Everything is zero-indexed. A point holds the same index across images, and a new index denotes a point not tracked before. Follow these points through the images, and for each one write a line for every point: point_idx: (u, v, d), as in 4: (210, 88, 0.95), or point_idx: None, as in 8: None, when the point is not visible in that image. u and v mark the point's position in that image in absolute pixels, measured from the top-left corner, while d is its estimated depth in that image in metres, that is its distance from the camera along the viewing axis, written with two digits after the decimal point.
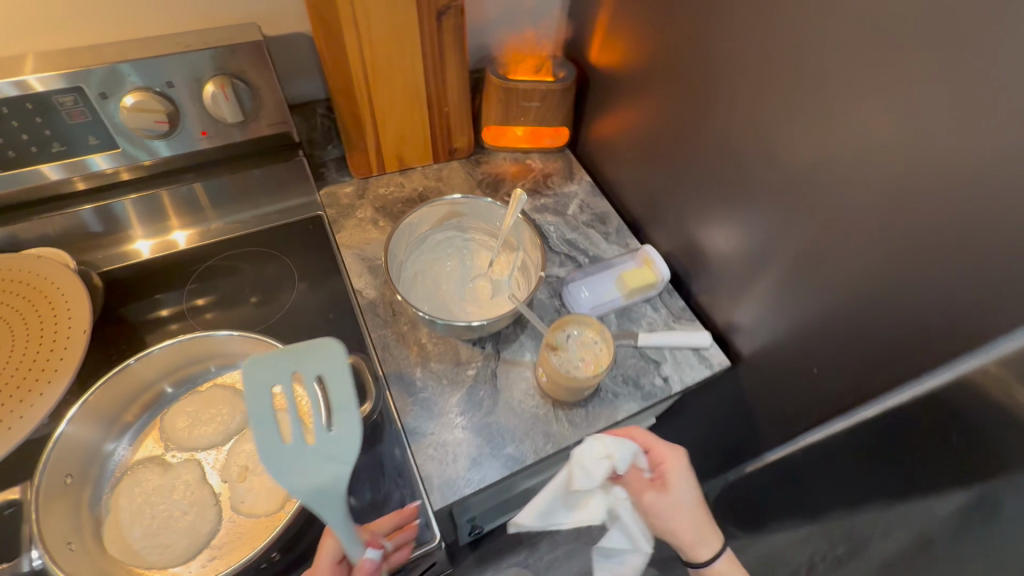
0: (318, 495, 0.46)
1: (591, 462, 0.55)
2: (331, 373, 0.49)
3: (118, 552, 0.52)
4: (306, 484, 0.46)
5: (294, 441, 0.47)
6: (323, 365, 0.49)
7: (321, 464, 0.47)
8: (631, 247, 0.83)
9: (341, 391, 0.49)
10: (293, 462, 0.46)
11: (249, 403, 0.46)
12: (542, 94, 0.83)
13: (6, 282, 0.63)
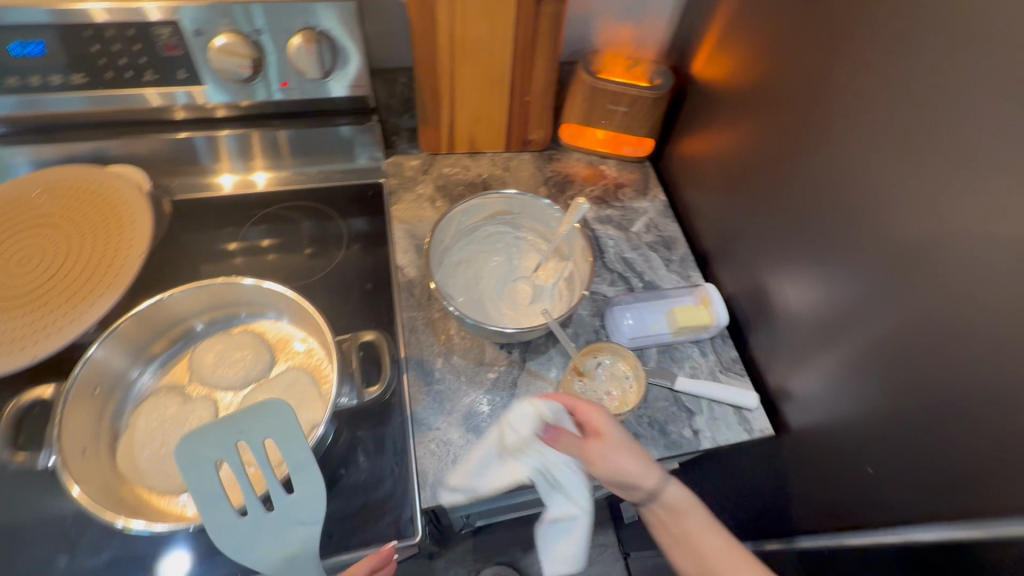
0: (289, 561, 0.50)
1: (520, 417, 0.55)
2: (277, 435, 0.49)
3: (127, 470, 0.55)
4: (276, 554, 0.50)
5: (251, 516, 0.49)
6: (268, 429, 0.49)
7: (290, 528, 0.51)
8: (692, 280, 0.76)
9: (294, 453, 0.50)
10: (259, 533, 0.50)
11: (195, 484, 0.48)
12: (633, 100, 0.77)
13: (90, 196, 0.67)
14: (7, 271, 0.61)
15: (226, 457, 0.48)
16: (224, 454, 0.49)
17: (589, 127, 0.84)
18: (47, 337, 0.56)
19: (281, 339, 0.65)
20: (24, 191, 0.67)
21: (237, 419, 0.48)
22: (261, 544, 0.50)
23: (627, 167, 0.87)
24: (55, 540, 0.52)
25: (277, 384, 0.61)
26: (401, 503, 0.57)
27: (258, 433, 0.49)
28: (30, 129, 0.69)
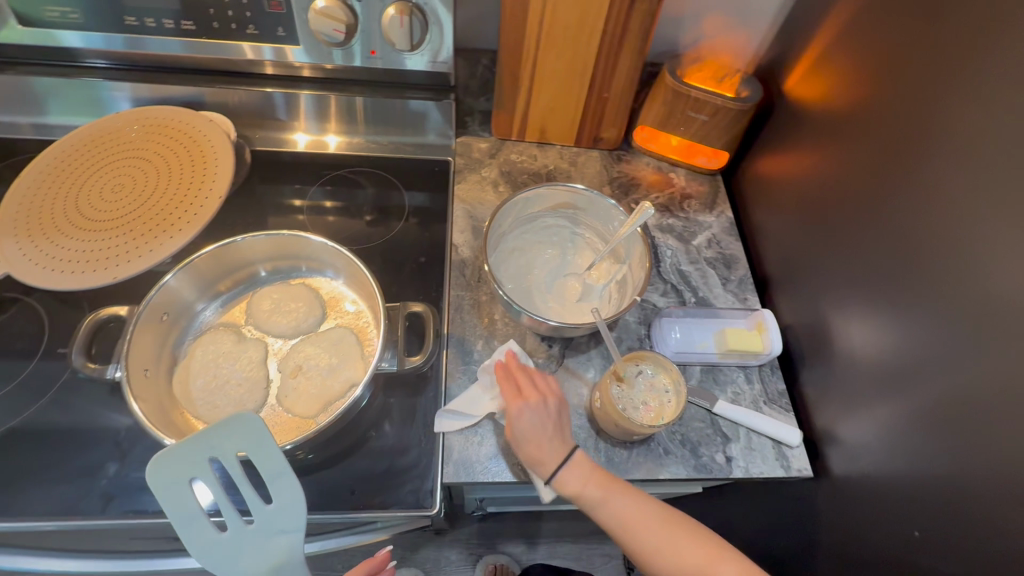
0: (275, 569, 0.51)
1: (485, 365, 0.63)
2: (249, 447, 0.47)
3: (180, 395, 0.59)
4: (259, 562, 0.51)
5: (233, 528, 0.49)
6: (237, 444, 0.47)
7: (272, 537, 0.51)
8: (748, 304, 0.73)
9: (269, 464, 0.48)
10: (241, 546, 0.50)
11: (172, 506, 0.46)
12: (716, 109, 0.74)
13: (179, 135, 0.71)
14: (102, 197, 0.66)
15: (198, 475, 0.46)
16: (197, 472, 0.47)
17: (664, 132, 0.82)
18: (128, 262, 0.61)
19: (334, 298, 0.68)
20: (123, 124, 0.72)
21: (197, 440, 0.46)
22: (246, 556, 0.50)
23: (698, 179, 0.84)
24: (109, 447, 0.56)
25: (325, 339, 0.63)
26: (423, 474, 0.59)
27: (228, 451, 0.47)
28: (136, 67, 0.74)
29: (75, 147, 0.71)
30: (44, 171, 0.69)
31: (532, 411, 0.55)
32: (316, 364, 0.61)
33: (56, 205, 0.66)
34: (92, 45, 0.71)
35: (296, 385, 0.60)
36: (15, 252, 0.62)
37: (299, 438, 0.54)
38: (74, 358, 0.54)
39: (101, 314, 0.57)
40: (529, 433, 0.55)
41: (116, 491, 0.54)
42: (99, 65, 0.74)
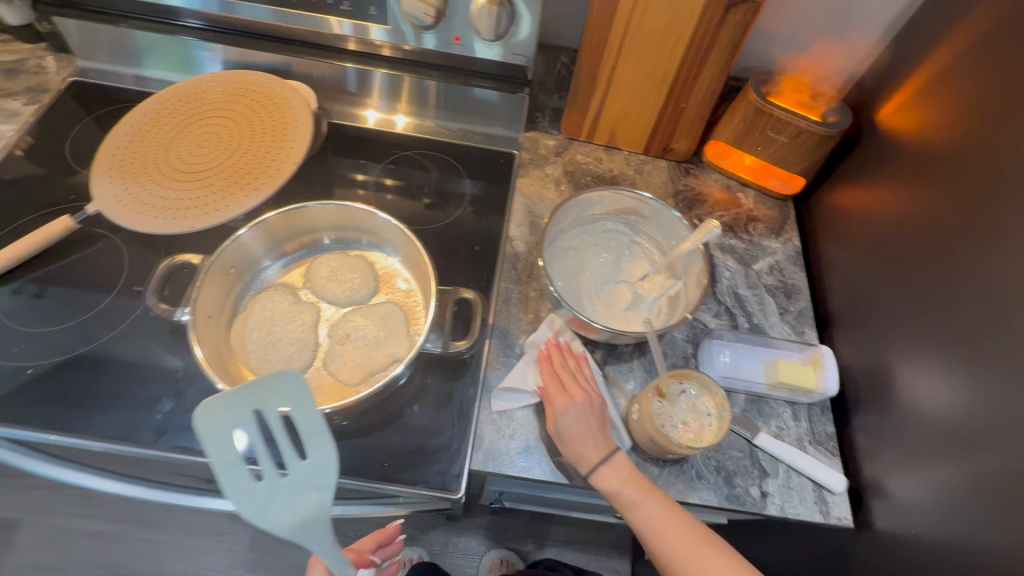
0: (300, 526, 0.51)
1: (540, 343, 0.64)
2: (294, 403, 0.49)
3: (236, 345, 0.62)
4: (287, 517, 0.51)
5: (270, 477, 0.50)
6: (282, 399, 0.48)
7: (301, 492, 0.51)
8: (805, 338, 0.70)
9: (308, 422, 0.49)
10: (275, 498, 0.50)
11: (214, 450, 0.47)
12: (798, 132, 0.71)
13: (263, 101, 0.74)
14: (190, 151, 0.71)
15: (243, 423, 0.47)
16: (240, 420, 0.47)
17: (738, 150, 0.79)
18: (208, 214, 0.65)
19: (388, 274, 0.69)
20: (217, 85, 0.76)
21: (249, 387, 0.47)
22: (277, 510, 0.50)
23: (766, 202, 0.81)
24: (169, 386, 0.60)
25: (375, 312, 0.65)
26: (451, 457, 0.59)
27: (275, 400, 0.48)
28: (233, 32, 0.78)
29: (169, 102, 0.75)
30: (140, 121, 0.74)
31: (572, 410, 0.57)
32: (363, 335, 0.63)
33: (149, 154, 0.71)
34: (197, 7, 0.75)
35: (343, 352, 0.62)
36: (109, 193, 0.67)
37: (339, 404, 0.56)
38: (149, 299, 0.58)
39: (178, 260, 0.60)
40: (573, 428, 0.56)
41: (170, 427, 0.57)
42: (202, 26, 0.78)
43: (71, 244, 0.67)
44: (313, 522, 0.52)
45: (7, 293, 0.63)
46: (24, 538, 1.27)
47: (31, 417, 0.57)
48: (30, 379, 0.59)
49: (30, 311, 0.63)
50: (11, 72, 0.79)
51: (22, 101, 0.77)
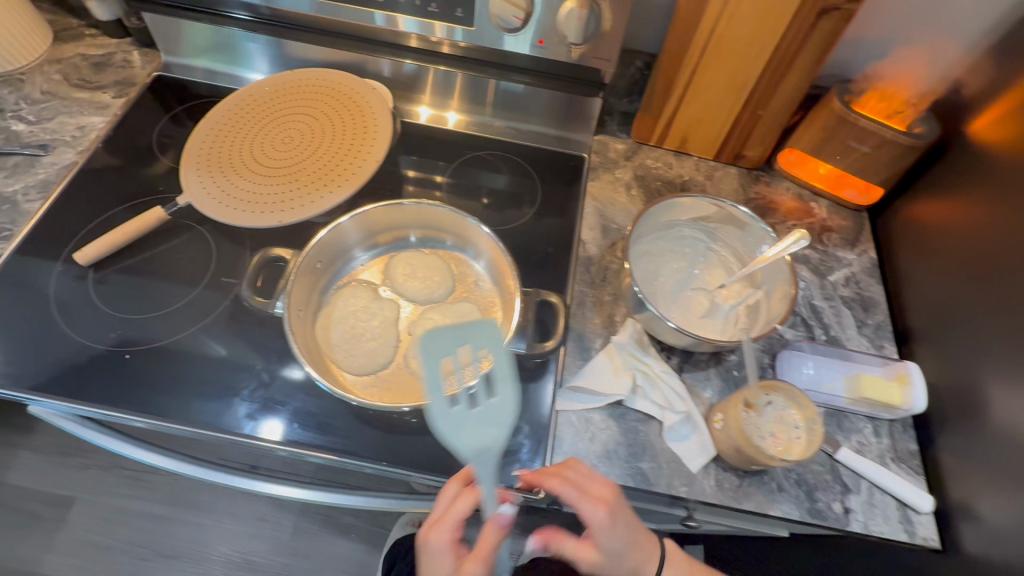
0: (478, 457, 0.50)
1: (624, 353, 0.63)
2: (493, 346, 0.51)
3: (320, 339, 0.63)
4: (470, 445, 0.50)
5: (462, 405, 0.50)
6: (485, 340, 0.50)
7: (486, 427, 0.50)
8: (884, 352, 0.69)
9: (503, 365, 0.51)
10: (463, 426, 0.50)
11: (427, 374, 0.49)
12: (882, 142, 0.70)
13: (343, 99, 0.76)
14: (274, 146, 0.72)
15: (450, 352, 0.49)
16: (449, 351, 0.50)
17: (815, 159, 0.78)
18: (294, 209, 0.67)
19: (465, 273, 0.70)
20: (298, 81, 0.78)
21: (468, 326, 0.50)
22: (468, 436, 0.49)
23: (841, 212, 0.80)
24: (257, 377, 0.61)
25: (454, 311, 0.66)
26: (530, 458, 0.60)
27: (481, 339, 0.50)
28: (289, 24, 0.77)
29: (253, 97, 0.77)
30: (226, 116, 0.76)
31: (615, 531, 0.49)
32: None
33: (234, 148, 0.73)
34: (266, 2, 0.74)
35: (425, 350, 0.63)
36: (198, 186, 0.69)
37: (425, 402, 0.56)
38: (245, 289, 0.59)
39: (271, 252, 0.61)
40: (622, 550, 0.50)
41: (260, 417, 0.59)
42: (269, 19, 0.77)
43: (160, 235, 0.70)
44: (490, 456, 0.50)
45: (102, 280, 0.66)
46: (78, 515, 1.31)
47: (129, 402, 0.59)
48: (128, 365, 0.61)
49: (124, 298, 0.65)
50: (98, 66, 0.82)
51: (110, 94, 0.80)
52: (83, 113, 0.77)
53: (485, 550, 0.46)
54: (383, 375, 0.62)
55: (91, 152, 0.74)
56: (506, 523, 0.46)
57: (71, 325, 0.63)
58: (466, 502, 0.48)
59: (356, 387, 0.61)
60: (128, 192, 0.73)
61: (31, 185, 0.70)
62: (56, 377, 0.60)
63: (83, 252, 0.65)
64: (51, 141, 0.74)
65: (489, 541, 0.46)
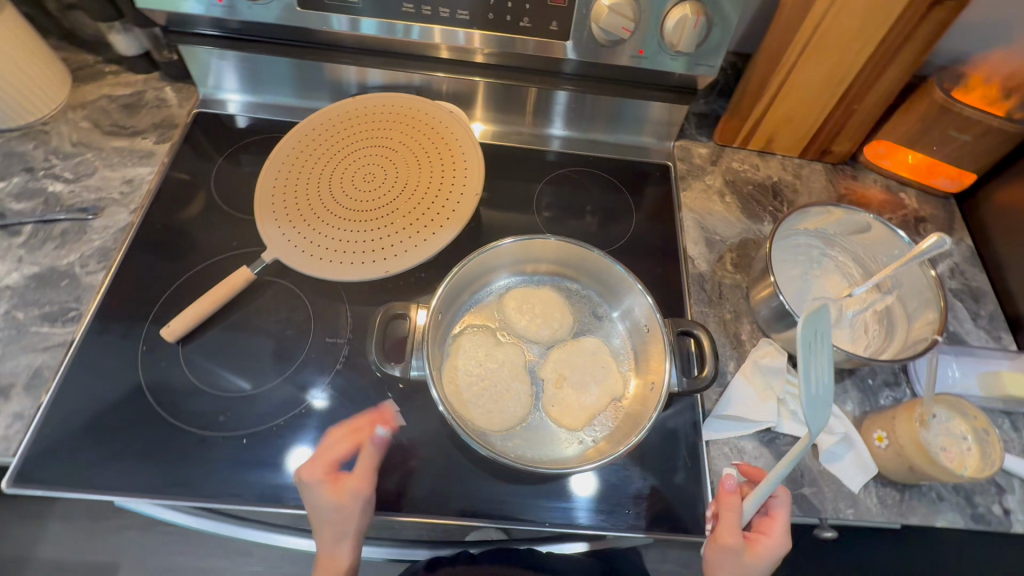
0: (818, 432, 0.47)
1: (768, 372, 0.61)
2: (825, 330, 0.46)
3: (451, 395, 0.58)
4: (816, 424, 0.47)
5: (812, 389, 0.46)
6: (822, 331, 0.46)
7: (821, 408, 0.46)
8: (1003, 342, 0.68)
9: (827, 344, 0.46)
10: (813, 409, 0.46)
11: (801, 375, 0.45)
12: (987, 130, 0.68)
13: (424, 128, 0.70)
14: (356, 186, 0.67)
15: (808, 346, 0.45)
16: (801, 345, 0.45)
17: (907, 149, 0.76)
18: (396, 256, 0.62)
19: (582, 305, 0.66)
20: (364, 110, 0.72)
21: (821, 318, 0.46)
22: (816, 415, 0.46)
23: (931, 201, 0.79)
24: (388, 444, 0.57)
25: (582, 349, 0.62)
26: (694, 498, 0.57)
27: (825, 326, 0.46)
28: (283, 42, 0.71)
29: (316, 132, 0.70)
30: (292, 154, 0.69)
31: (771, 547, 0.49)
32: (580, 376, 0.60)
33: (309, 191, 0.66)
34: (257, 20, 0.67)
35: (562, 396, 0.59)
36: (281, 238, 0.62)
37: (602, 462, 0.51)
38: (373, 355, 0.54)
39: (394, 310, 0.56)
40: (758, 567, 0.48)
41: (402, 490, 0.55)
42: (316, 43, 0.71)
43: (244, 297, 0.64)
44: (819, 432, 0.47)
45: (193, 355, 0.60)
46: None
47: (255, 489, 0.53)
48: (246, 450, 0.55)
49: (221, 372, 0.59)
50: (130, 108, 0.75)
51: (152, 140, 0.74)
52: (127, 164, 0.71)
53: (365, 479, 0.51)
54: (522, 428, 0.58)
55: (145, 210, 0.68)
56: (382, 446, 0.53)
57: (170, 410, 0.57)
58: (342, 447, 0.52)
59: (497, 445, 0.57)
60: (198, 250, 0.67)
61: (89, 254, 0.64)
62: (165, 473, 0.54)
63: (170, 328, 0.59)
64: (97, 201, 0.68)
65: (369, 469, 0.51)
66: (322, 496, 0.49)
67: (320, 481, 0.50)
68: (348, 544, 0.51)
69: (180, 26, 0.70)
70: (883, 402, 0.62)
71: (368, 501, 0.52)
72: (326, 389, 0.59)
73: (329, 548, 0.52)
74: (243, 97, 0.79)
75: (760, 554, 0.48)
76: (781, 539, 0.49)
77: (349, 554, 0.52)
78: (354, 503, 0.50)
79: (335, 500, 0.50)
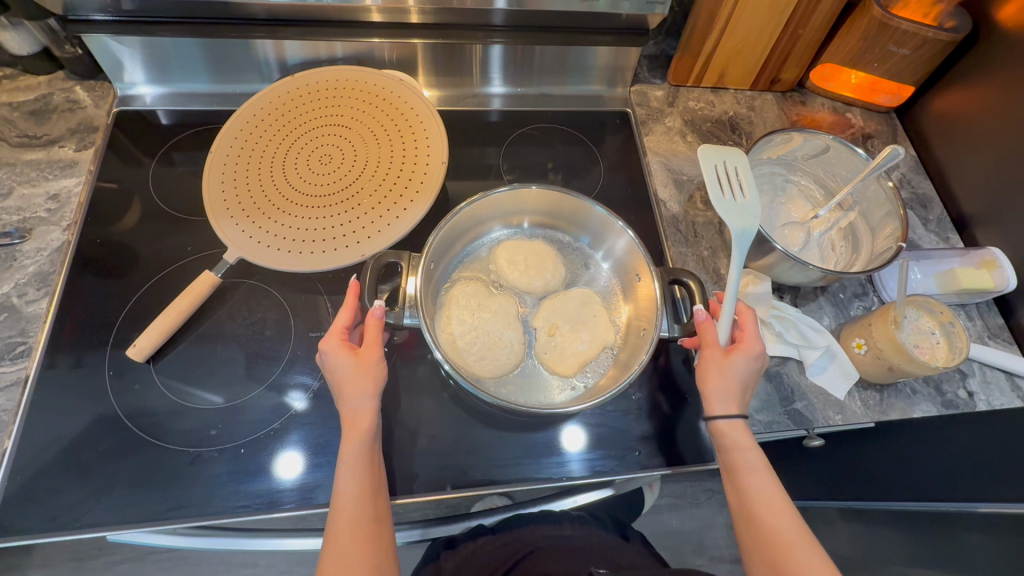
0: (741, 234, 0.57)
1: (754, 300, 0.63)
2: (744, 167, 0.61)
3: (447, 345, 0.57)
4: (736, 223, 0.57)
5: (729, 197, 0.59)
6: (736, 162, 0.61)
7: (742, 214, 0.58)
8: (952, 243, 0.73)
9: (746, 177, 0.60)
10: (731, 210, 0.58)
11: (707, 172, 0.60)
12: (924, 42, 0.70)
13: (377, 98, 0.67)
14: (316, 158, 0.63)
15: (720, 162, 0.60)
16: (717, 163, 0.61)
17: (850, 69, 0.78)
18: (370, 237, 0.59)
19: (573, 257, 0.67)
20: (310, 85, 0.67)
21: (733, 155, 0.61)
22: (734, 216, 0.57)
23: (874, 118, 0.83)
24: (393, 429, 0.56)
25: (573, 298, 0.63)
26: (698, 430, 0.59)
27: (734, 162, 0.61)
28: (190, 20, 0.65)
29: (272, 106, 0.66)
30: (242, 132, 0.64)
31: (750, 349, 0.52)
32: (573, 323, 0.61)
33: (262, 179, 0.62)
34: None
35: (555, 343, 0.59)
36: (237, 233, 0.58)
37: (594, 401, 0.50)
38: (368, 302, 0.51)
39: (387, 257, 0.53)
40: (739, 365, 0.51)
41: (415, 471, 0.55)
42: (240, 18, 0.65)
43: (213, 303, 0.60)
44: (749, 236, 0.58)
45: (167, 372, 0.56)
46: None
47: (264, 496, 0.51)
48: (245, 461, 0.53)
49: (200, 385, 0.56)
50: (37, 115, 0.68)
51: (71, 147, 0.67)
52: (48, 177, 0.64)
53: (376, 341, 0.50)
54: (515, 374, 0.58)
55: (81, 225, 0.62)
56: (384, 317, 0.51)
57: (152, 432, 0.53)
58: (346, 313, 0.51)
59: (490, 390, 0.57)
60: (152, 261, 0.62)
61: (26, 282, 0.58)
62: (163, 498, 0.51)
63: (138, 347, 0.54)
64: (22, 222, 0.61)
65: (375, 332, 0.50)
66: (337, 354, 0.49)
67: (333, 343, 0.49)
68: (367, 394, 0.48)
69: (82, 13, 0.62)
70: (855, 313, 0.66)
71: (380, 359, 0.49)
72: (312, 377, 0.57)
73: (350, 405, 0.48)
74: (161, 88, 0.72)
75: (738, 352, 0.52)
76: (755, 342, 0.52)
77: (370, 407, 0.48)
78: (363, 374, 0.48)
79: (347, 356, 0.49)
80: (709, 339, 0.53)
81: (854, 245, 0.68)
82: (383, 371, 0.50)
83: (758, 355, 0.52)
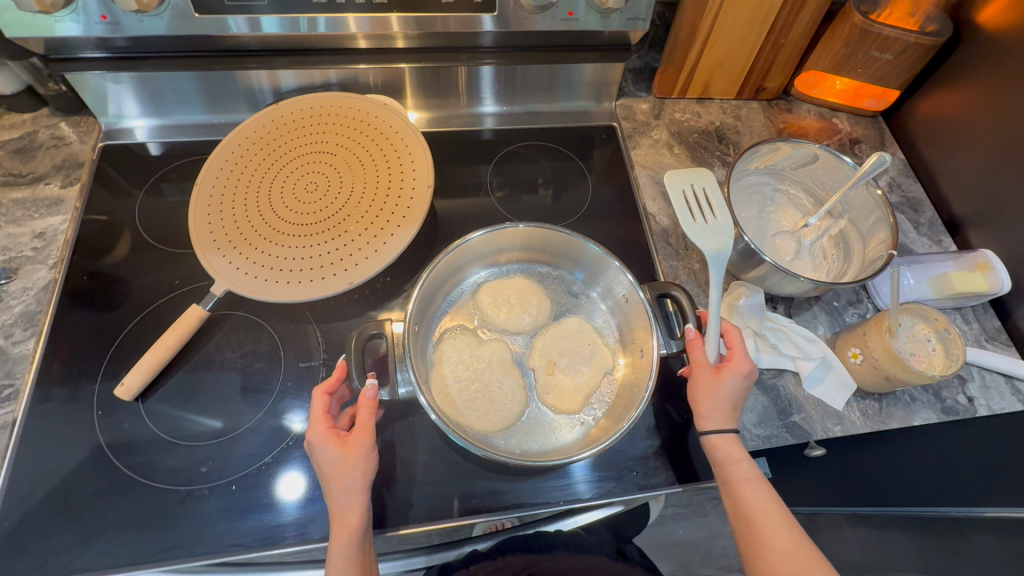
0: (716, 257, 0.61)
1: (747, 312, 0.63)
2: (712, 186, 0.64)
3: (444, 405, 0.56)
4: (710, 247, 0.61)
5: (699, 220, 0.62)
6: (702, 183, 0.65)
7: (713, 236, 0.61)
8: (944, 245, 0.73)
9: (716, 196, 0.63)
10: (703, 233, 0.61)
11: (673, 197, 0.63)
12: (907, 46, 0.70)
13: (357, 129, 0.67)
14: (297, 200, 0.63)
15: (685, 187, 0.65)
16: (683, 186, 0.65)
17: (834, 75, 0.78)
18: (357, 265, 0.58)
19: (556, 285, 0.67)
20: (290, 123, 0.67)
21: (700, 177, 0.65)
22: (707, 240, 0.61)
23: (860, 122, 0.83)
24: (386, 456, 0.56)
25: (566, 331, 0.62)
26: (697, 447, 0.58)
27: (701, 183, 0.65)
28: (172, 54, 0.65)
29: (238, 155, 0.65)
30: (220, 179, 0.63)
31: (740, 367, 0.51)
32: (571, 358, 0.60)
33: (247, 215, 0.61)
34: (146, 34, 0.61)
35: (555, 382, 0.59)
36: (225, 268, 0.58)
37: (605, 444, 0.50)
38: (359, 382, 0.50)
39: (369, 330, 0.53)
40: (726, 381, 0.51)
41: (410, 500, 0.54)
42: (222, 49, 0.65)
43: (203, 336, 0.60)
44: (724, 256, 0.61)
45: (157, 408, 0.56)
46: None
47: (258, 533, 0.50)
48: (238, 496, 0.52)
49: (191, 420, 0.55)
50: (22, 153, 0.68)
51: (57, 184, 0.67)
52: (33, 216, 0.64)
53: (366, 426, 0.49)
54: (521, 422, 0.57)
55: (67, 263, 0.62)
56: (377, 395, 0.50)
57: (142, 470, 0.53)
58: (323, 399, 0.50)
59: (501, 445, 0.56)
60: (140, 295, 0.61)
61: (12, 322, 0.58)
62: (155, 538, 0.50)
63: (127, 386, 0.54)
64: (8, 262, 0.61)
65: (367, 415, 0.49)
66: (324, 447, 0.48)
67: (319, 435, 0.48)
68: (355, 491, 0.47)
69: (65, 52, 0.63)
70: (850, 320, 0.66)
71: (369, 448, 0.48)
72: (303, 409, 0.56)
73: (338, 502, 0.47)
74: (148, 121, 0.72)
75: (725, 371, 0.51)
76: (743, 358, 0.52)
77: (359, 503, 0.47)
78: (351, 467, 0.47)
79: (335, 449, 0.48)
80: (698, 359, 0.52)
81: (846, 253, 0.67)
82: (373, 459, 0.49)
83: (748, 372, 0.51)
